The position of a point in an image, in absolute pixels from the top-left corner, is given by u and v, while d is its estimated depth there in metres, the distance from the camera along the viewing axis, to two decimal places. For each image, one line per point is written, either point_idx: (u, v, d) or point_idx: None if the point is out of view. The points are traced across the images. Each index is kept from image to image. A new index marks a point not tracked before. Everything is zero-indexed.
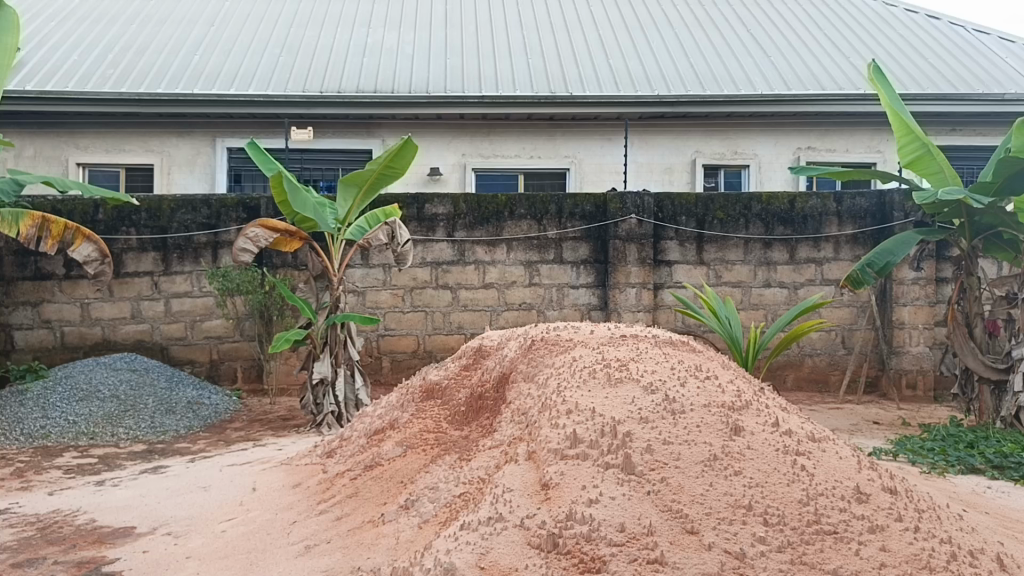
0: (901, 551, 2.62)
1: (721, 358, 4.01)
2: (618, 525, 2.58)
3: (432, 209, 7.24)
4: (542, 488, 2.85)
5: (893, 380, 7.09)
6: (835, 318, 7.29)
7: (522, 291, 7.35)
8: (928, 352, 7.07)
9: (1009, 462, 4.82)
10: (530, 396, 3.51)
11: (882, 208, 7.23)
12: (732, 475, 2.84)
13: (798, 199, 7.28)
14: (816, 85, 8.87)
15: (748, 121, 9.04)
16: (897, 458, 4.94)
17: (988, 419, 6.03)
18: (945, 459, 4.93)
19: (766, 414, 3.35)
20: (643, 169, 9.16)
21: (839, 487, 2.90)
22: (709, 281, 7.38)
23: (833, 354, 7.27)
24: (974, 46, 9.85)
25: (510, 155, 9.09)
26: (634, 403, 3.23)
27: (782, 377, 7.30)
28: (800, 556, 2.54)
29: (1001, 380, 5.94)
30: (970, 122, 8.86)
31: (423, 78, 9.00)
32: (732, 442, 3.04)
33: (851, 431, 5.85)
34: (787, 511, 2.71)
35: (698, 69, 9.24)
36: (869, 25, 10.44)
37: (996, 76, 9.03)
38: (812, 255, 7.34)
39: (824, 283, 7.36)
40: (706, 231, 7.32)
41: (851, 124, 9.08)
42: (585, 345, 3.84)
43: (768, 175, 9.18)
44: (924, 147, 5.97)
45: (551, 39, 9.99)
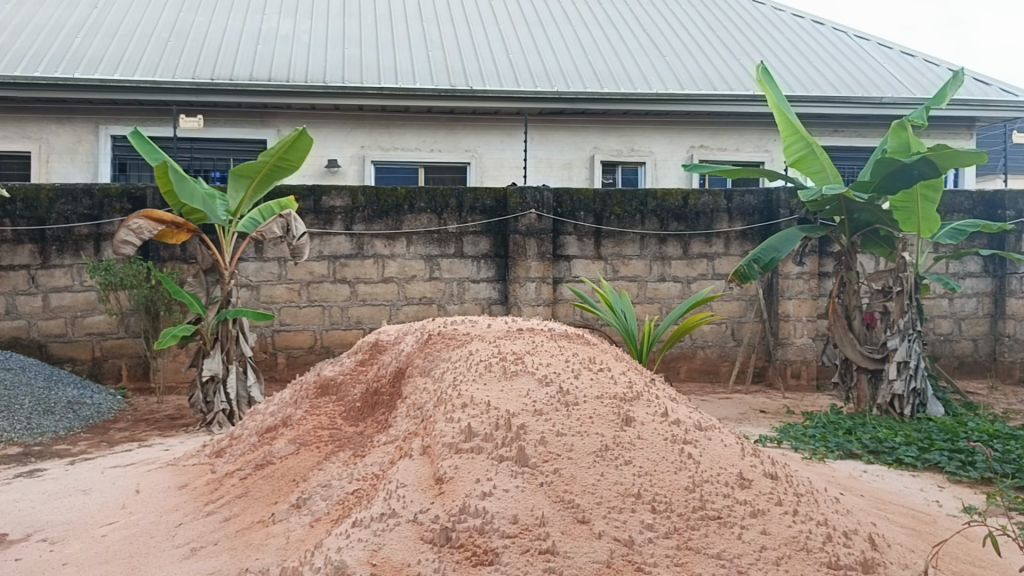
0: (781, 533, 2.74)
1: (615, 350, 4.09)
2: (511, 516, 2.61)
3: (329, 201, 7.11)
4: (436, 483, 2.84)
5: (779, 370, 7.39)
6: (725, 311, 7.55)
7: (422, 285, 7.31)
8: (810, 343, 7.39)
9: (883, 447, 5.11)
10: (426, 390, 3.49)
11: (769, 206, 7.52)
12: (622, 465, 2.90)
13: (691, 196, 7.50)
14: (708, 85, 9.15)
15: (643, 118, 9.24)
16: (781, 445, 5.16)
17: (865, 407, 6.36)
18: (825, 445, 5.18)
19: (656, 404, 3.43)
20: (543, 164, 9.25)
21: (723, 473, 3.01)
22: (607, 276, 7.51)
23: (723, 346, 7.54)
24: (855, 51, 10.35)
25: (410, 148, 9.03)
26: (529, 396, 3.26)
27: (675, 369, 7.50)
28: (685, 542, 2.62)
29: (877, 369, 6.28)
30: (850, 124, 9.31)
31: (319, 67, 8.82)
32: (623, 432, 3.10)
33: (738, 420, 6.08)
34: (674, 498, 2.79)
35: (595, 66, 9.38)
36: (757, 29, 10.83)
37: (874, 80, 9.52)
38: (704, 250, 7.58)
39: (715, 277, 7.61)
40: (603, 227, 7.45)
41: (741, 124, 9.41)
42: (481, 339, 3.85)
43: (663, 172, 9.41)
44: (808, 146, 6.26)
45: (451, 31, 9.96)
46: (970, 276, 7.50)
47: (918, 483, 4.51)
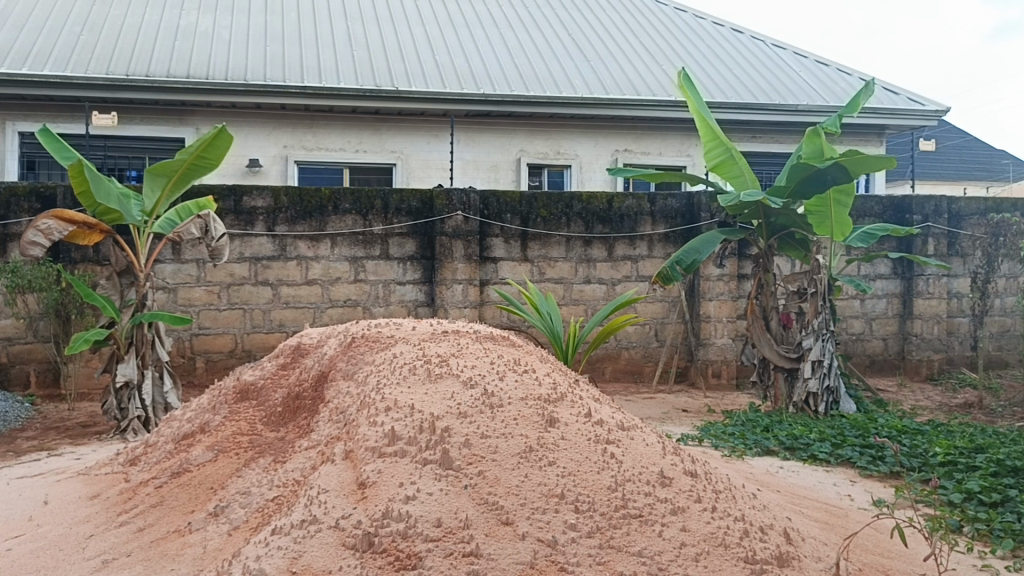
0: (700, 530, 2.80)
1: (539, 352, 4.11)
2: (435, 520, 2.59)
3: (250, 202, 6.96)
4: (358, 487, 2.81)
5: (700, 369, 7.56)
6: (649, 312, 7.67)
7: (347, 287, 7.21)
8: (730, 343, 7.58)
9: (799, 443, 5.28)
10: (348, 394, 3.45)
11: (691, 209, 7.68)
12: (546, 466, 2.92)
13: (616, 199, 7.59)
14: (632, 90, 9.29)
15: (568, 122, 9.33)
16: (702, 443, 5.27)
17: (782, 405, 6.55)
18: (743, 442, 5.31)
19: (580, 405, 3.47)
20: (469, 166, 9.25)
21: (644, 472, 3.06)
22: (533, 277, 7.56)
23: (647, 346, 7.66)
24: (773, 60, 10.66)
25: (334, 148, 8.91)
26: (453, 398, 3.25)
27: (601, 369, 7.59)
28: (608, 541, 2.66)
29: (793, 368, 6.48)
30: (768, 130, 9.59)
31: (240, 65, 8.63)
32: (547, 433, 3.12)
33: (661, 419, 6.19)
34: (597, 497, 2.82)
35: (522, 69, 9.43)
36: (680, 36, 11.06)
37: (790, 88, 9.82)
38: (628, 252, 7.69)
39: (639, 279, 7.72)
40: (530, 229, 7.48)
41: (663, 129, 9.58)
42: (406, 341, 3.82)
43: (588, 175, 9.52)
44: (726, 152, 6.41)
45: (376, 31, 9.87)
46: (881, 277, 7.81)
47: (832, 477, 4.67)
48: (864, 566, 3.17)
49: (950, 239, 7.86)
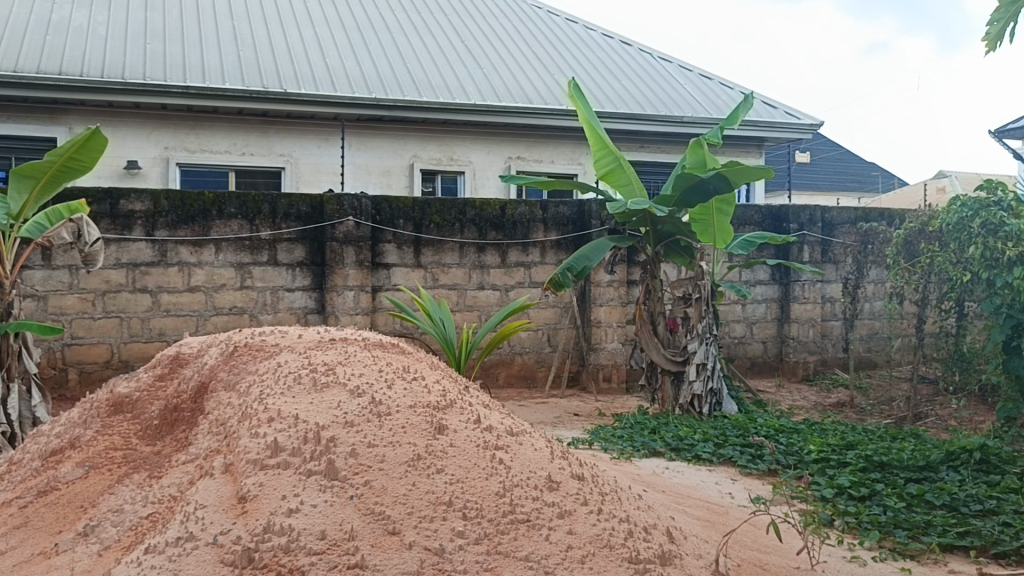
0: (586, 532, 2.85)
1: (429, 359, 4.10)
2: (319, 532, 2.54)
3: (128, 205, 6.66)
4: (239, 502, 2.72)
5: (591, 374, 7.70)
6: (541, 318, 7.76)
7: (232, 294, 6.99)
8: (620, 348, 7.75)
9: (683, 444, 5.45)
10: (229, 405, 3.34)
11: (581, 216, 7.81)
12: (434, 473, 2.90)
13: (508, 206, 7.64)
14: (524, 98, 9.40)
15: (461, 128, 9.35)
16: (592, 446, 5.37)
17: (668, 407, 6.74)
18: (631, 444, 5.44)
19: (469, 411, 3.47)
20: (361, 170, 9.14)
21: (532, 477, 3.09)
22: (426, 284, 7.52)
23: (540, 352, 7.74)
24: (660, 72, 10.99)
25: (219, 151, 8.64)
26: (339, 408, 3.20)
27: (494, 375, 7.63)
28: (495, 547, 2.66)
29: (679, 371, 6.69)
30: (655, 140, 9.88)
31: (118, 62, 8.25)
32: (435, 441, 3.11)
33: (553, 423, 6.27)
34: (485, 503, 2.83)
35: (414, 74, 9.39)
36: (571, 46, 11.26)
37: (676, 100, 10.15)
38: (521, 259, 7.75)
39: (532, 285, 7.80)
40: (423, 235, 7.45)
41: (555, 137, 9.72)
42: (291, 350, 3.73)
43: (482, 182, 9.56)
44: (616, 161, 6.54)
45: (264, 31, 9.63)
46: (760, 283, 8.15)
47: (714, 476, 4.84)
48: (742, 561, 3.29)
49: (824, 247, 8.28)
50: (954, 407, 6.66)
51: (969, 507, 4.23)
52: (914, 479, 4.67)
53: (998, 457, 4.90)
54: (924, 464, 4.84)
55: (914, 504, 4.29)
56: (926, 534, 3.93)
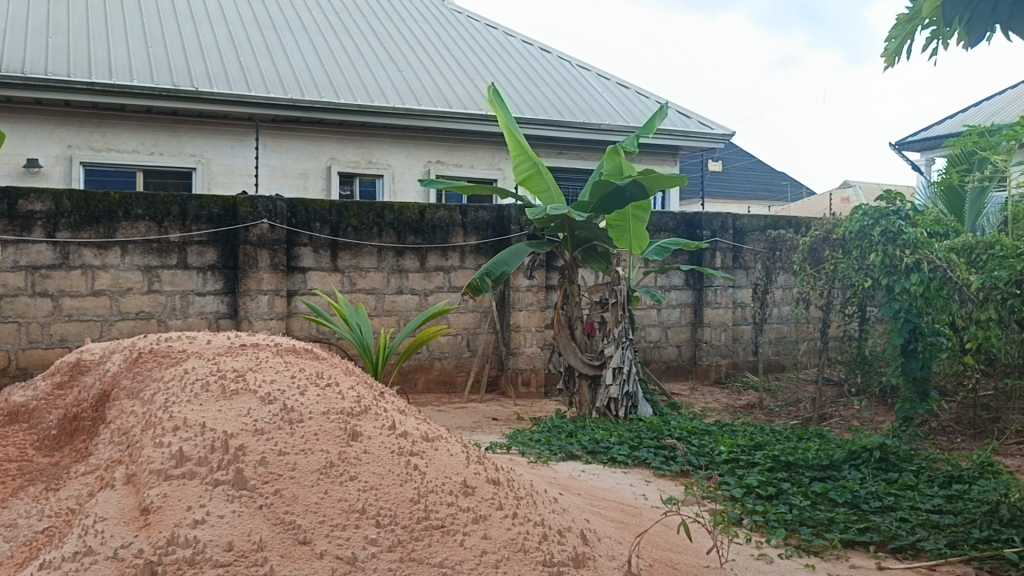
0: (501, 536, 2.85)
1: (343, 365, 4.04)
2: (226, 544, 2.47)
3: (28, 205, 6.37)
4: (141, 514, 2.63)
5: (510, 378, 7.72)
6: (460, 322, 7.75)
7: (140, 298, 6.76)
8: (539, 352, 7.80)
9: (599, 447, 5.52)
10: (133, 414, 3.23)
11: (501, 221, 7.83)
12: (347, 481, 2.86)
13: (427, 210, 7.61)
14: (444, 102, 9.39)
15: (380, 131, 9.27)
16: (509, 450, 5.38)
17: (586, 410, 6.81)
18: (549, 448, 5.48)
19: (384, 417, 3.43)
20: (276, 172, 8.96)
21: (447, 482, 3.07)
22: (343, 288, 7.42)
23: (459, 356, 7.73)
24: (578, 79, 11.13)
25: (127, 150, 8.35)
26: (249, 415, 3.12)
27: (413, 380, 7.58)
28: (409, 553, 2.64)
29: (596, 375, 6.77)
30: (574, 147, 10.00)
31: (17, 56, 7.90)
32: (349, 447, 3.06)
33: (471, 428, 6.27)
34: (399, 510, 2.80)
35: (331, 76, 9.27)
36: (490, 51, 11.30)
37: (594, 107, 10.30)
38: (440, 263, 7.72)
39: (451, 290, 7.77)
40: (340, 238, 7.35)
41: (475, 142, 9.73)
42: (199, 356, 3.63)
43: (401, 186, 9.50)
44: (534, 166, 6.56)
45: (175, 27, 9.35)
46: (675, 288, 8.34)
47: (629, 478, 4.92)
48: (654, 561, 3.34)
49: (735, 253, 8.53)
50: (856, 408, 6.94)
51: (869, 503, 4.42)
52: (818, 477, 4.84)
53: (896, 455, 5.13)
54: (827, 463, 5.02)
55: (818, 502, 4.45)
56: (829, 531, 4.08)
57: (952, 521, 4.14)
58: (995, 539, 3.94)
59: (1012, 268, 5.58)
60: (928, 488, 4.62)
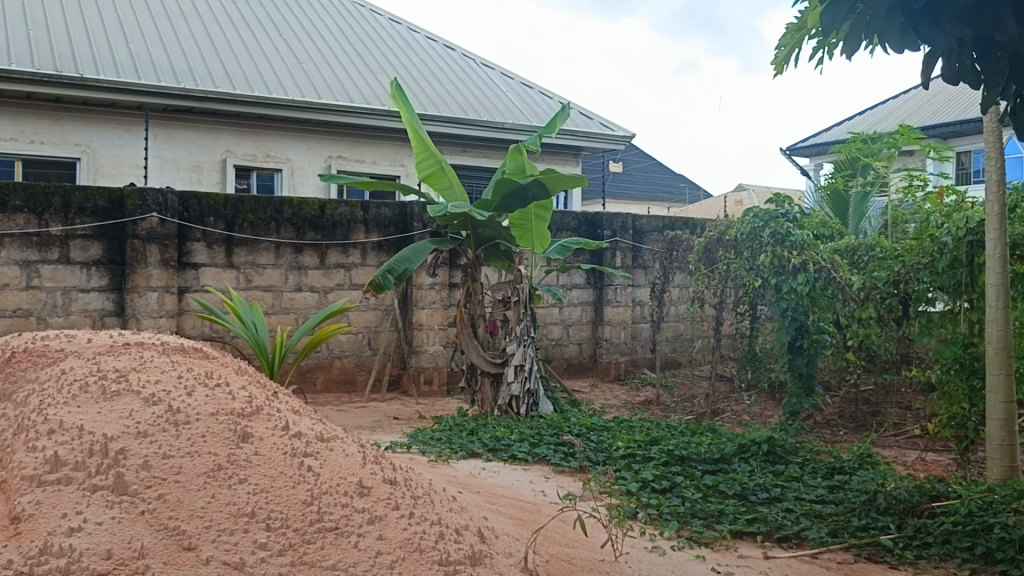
0: (396, 537, 2.81)
1: (235, 364, 3.92)
2: (104, 552, 2.35)
3: None
4: (11, 523, 2.48)
5: (412, 377, 7.66)
6: (361, 321, 7.64)
7: (17, 295, 6.41)
8: (441, 351, 7.76)
9: (500, 445, 5.53)
10: (3, 416, 3.05)
11: (403, 218, 7.74)
12: (236, 484, 2.77)
13: (327, 206, 7.46)
14: (345, 96, 9.23)
15: (279, 124, 9.05)
16: (410, 449, 5.34)
17: (488, 408, 6.79)
18: (449, 447, 5.46)
19: (276, 418, 3.35)
20: (168, 164, 8.64)
21: (342, 483, 3.02)
22: (239, 285, 7.21)
23: (360, 355, 7.62)
24: (482, 78, 11.14)
25: (4, 138, 7.90)
26: (132, 417, 2.99)
27: (311, 380, 7.44)
28: (300, 557, 2.56)
29: (498, 373, 6.78)
30: (478, 145, 10.01)
31: None
32: (239, 449, 2.97)
33: (371, 428, 6.18)
34: (291, 513, 2.73)
35: (228, 66, 8.99)
36: (394, 47, 11.18)
37: (498, 106, 10.33)
38: (341, 260, 7.57)
39: (352, 287, 7.64)
40: (235, 234, 7.14)
41: (377, 138, 9.60)
42: (77, 356, 3.46)
43: (300, 181, 9.29)
44: (437, 163, 6.52)
45: (58, 9, 8.90)
46: (576, 287, 8.45)
47: (528, 475, 4.94)
48: (551, 557, 3.37)
49: (634, 253, 8.71)
50: (746, 403, 7.19)
51: (756, 495, 4.58)
52: (709, 470, 5.00)
53: (782, 448, 5.34)
54: (719, 456, 5.18)
55: (709, 494, 4.59)
56: (719, 522, 4.21)
57: (833, 511, 4.33)
58: (872, 527, 4.15)
59: (890, 269, 5.89)
60: (812, 479, 4.83)
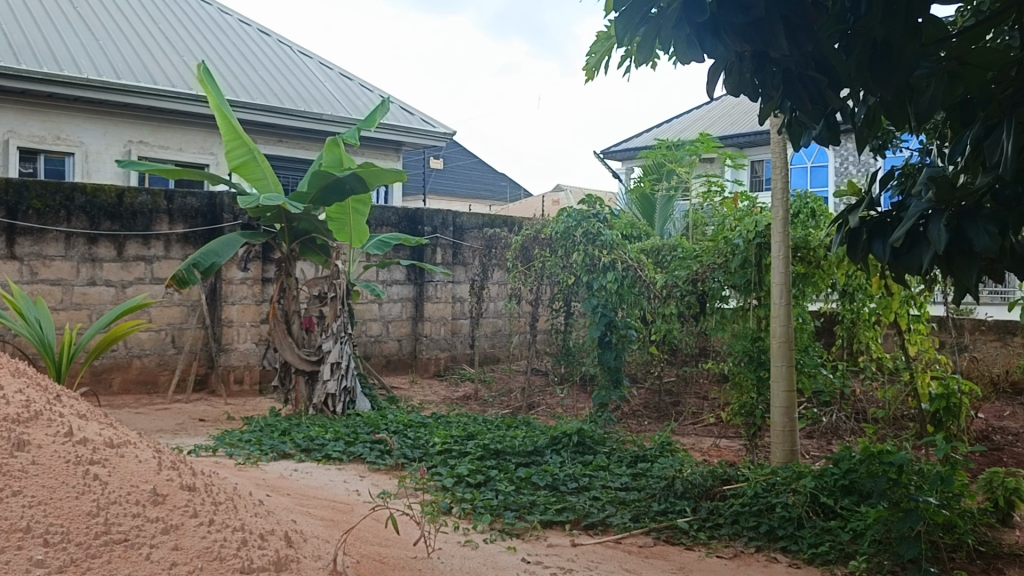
0: (193, 546, 2.63)
1: (12, 365, 3.58)
2: None
3: None
4: None
5: (221, 376, 7.32)
6: (164, 317, 7.18)
7: None
8: (253, 348, 7.48)
9: (314, 444, 5.39)
10: None
11: (212, 209, 7.35)
12: (9, 497, 2.52)
13: (127, 194, 6.99)
14: (148, 78, 8.65)
15: (72, 104, 8.35)
16: (216, 453, 5.10)
17: (302, 408, 6.59)
18: (259, 448, 5.24)
19: (59, 424, 3.08)
20: None
21: (133, 492, 2.81)
22: (22, 278, 6.61)
23: (162, 354, 7.17)
24: (299, 66, 10.79)
25: None
26: None
27: (106, 382, 6.93)
28: (83, 573, 2.33)
29: (313, 371, 6.59)
30: (294, 136, 9.72)
31: None
32: (13, 459, 2.71)
33: (174, 431, 5.84)
34: (73, 526, 2.50)
35: (11, 37, 8.19)
36: (203, 28, 10.61)
37: (315, 97, 10.05)
38: (141, 253, 7.08)
39: (154, 282, 7.15)
40: (18, 222, 6.56)
41: (184, 123, 9.08)
42: None
43: (96, 166, 8.63)
44: (249, 152, 6.26)
45: None
46: (396, 283, 8.40)
47: (342, 475, 4.84)
48: (361, 557, 3.31)
49: (454, 249, 8.79)
50: (559, 396, 7.43)
51: (566, 485, 4.74)
52: (523, 463, 5.12)
53: (591, 439, 5.55)
54: (531, 449, 5.32)
55: (521, 486, 4.70)
56: (530, 513, 4.32)
57: (636, 497, 4.56)
58: (670, 511, 4.41)
59: (690, 269, 6.34)
60: (618, 467, 5.07)
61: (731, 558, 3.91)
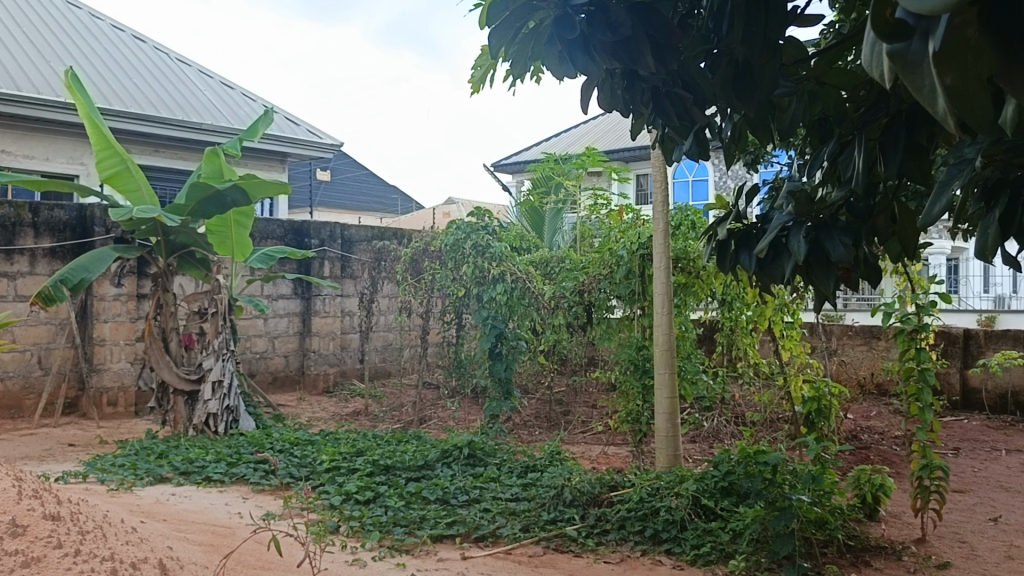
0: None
1: None
2: None
3: None
4: None
5: (93, 399, 6.95)
6: (30, 337, 6.76)
7: None
8: (128, 368, 7.15)
9: (193, 467, 5.19)
10: None
11: (81, 222, 7.00)
12: None
13: None
14: (11, 84, 8.16)
15: None
16: (86, 479, 4.83)
17: (182, 429, 6.33)
18: (133, 473, 5.00)
19: None
20: None
21: None
22: None
23: (28, 376, 6.75)
24: (177, 74, 10.41)
25: None
26: None
27: None
28: None
29: (193, 391, 6.35)
30: (171, 145, 9.38)
31: None
32: None
33: (40, 458, 5.49)
34: None
35: None
36: (72, 32, 10.09)
37: (194, 107, 9.72)
38: (3, 268, 6.66)
39: (17, 299, 6.73)
40: None
41: (51, 132, 8.62)
42: None
43: None
44: (123, 163, 6.01)
45: None
46: (282, 297, 8.20)
47: (224, 497, 4.67)
48: None
49: (343, 262, 8.69)
50: (450, 408, 7.42)
51: (456, 498, 4.73)
52: (413, 478, 5.07)
53: (482, 451, 5.56)
54: (422, 463, 5.29)
55: (411, 502, 4.65)
56: (420, 528, 4.28)
57: (526, 507, 4.59)
58: (559, 519, 4.45)
59: (577, 280, 6.45)
60: (508, 478, 5.09)
61: (618, 563, 3.98)
